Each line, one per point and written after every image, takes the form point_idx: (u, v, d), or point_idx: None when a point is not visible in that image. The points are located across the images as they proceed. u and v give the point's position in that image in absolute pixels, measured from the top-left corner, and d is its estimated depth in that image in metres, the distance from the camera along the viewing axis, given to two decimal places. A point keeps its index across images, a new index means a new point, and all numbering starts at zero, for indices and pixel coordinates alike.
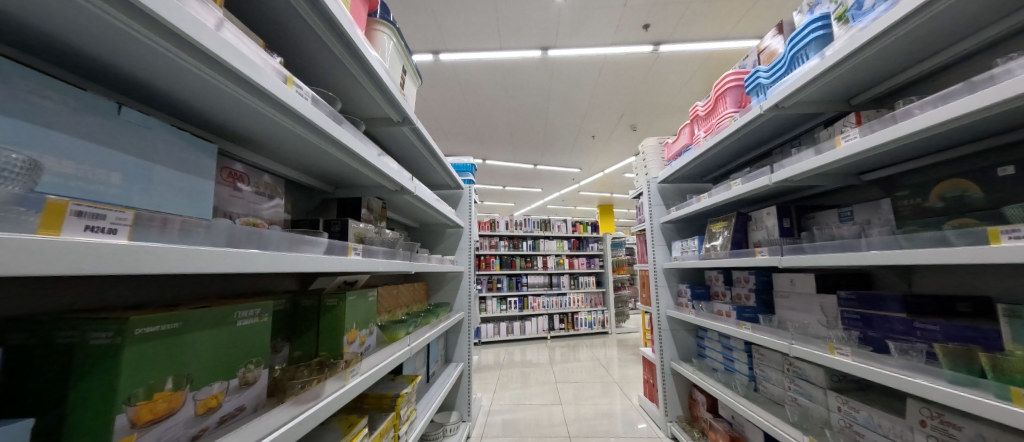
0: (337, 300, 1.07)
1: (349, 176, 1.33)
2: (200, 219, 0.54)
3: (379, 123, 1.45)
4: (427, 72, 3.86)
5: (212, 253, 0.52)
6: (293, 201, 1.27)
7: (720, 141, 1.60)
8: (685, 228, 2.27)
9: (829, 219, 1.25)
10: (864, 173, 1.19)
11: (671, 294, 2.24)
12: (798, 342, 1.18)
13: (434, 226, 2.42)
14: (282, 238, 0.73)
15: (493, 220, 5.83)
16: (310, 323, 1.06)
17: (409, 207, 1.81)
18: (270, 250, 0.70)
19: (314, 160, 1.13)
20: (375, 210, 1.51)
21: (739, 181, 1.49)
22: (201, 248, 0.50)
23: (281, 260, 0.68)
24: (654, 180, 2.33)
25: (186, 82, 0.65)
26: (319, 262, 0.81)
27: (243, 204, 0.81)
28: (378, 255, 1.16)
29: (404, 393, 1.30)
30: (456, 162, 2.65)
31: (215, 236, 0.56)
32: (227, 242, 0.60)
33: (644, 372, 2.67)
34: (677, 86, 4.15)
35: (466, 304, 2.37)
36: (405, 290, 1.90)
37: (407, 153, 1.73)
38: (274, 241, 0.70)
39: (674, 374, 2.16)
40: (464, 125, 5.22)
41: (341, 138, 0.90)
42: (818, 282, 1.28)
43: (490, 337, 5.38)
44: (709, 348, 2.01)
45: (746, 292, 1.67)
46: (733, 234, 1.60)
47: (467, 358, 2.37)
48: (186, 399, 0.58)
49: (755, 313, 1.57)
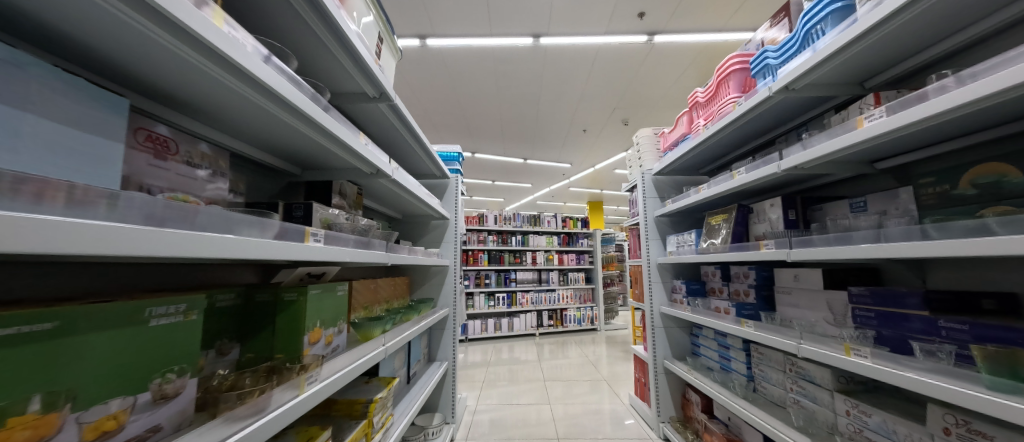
0: (295, 294, 0.92)
1: (316, 156, 1.15)
2: (104, 189, 0.42)
3: (353, 98, 1.28)
4: (414, 59, 3.68)
5: (99, 230, 0.38)
6: (249, 183, 1.09)
7: (725, 128, 1.49)
8: (681, 222, 2.19)
9: (839, 209, 1.17)
10: (878, 161, 1.11)
11: (665, 290, 2.17)
12: (806, 342, 1.10)
13: (418, 218, 2.28)
14: (223, 217, 0.59)
15: (482, 215, 5.70)
16: (265, 322, 0.91)
17: (389, 195, 1.65)
18: (206, 231, 0.56)
19: (270, 133, 0.95)
20: (350, 196, 1.35)
21: (744, 170, 1.40)
22: (89, 223, 0.38)
23: (218, 244, 0.54)
24: (649, 172, 2.24)
25: (65, 5, 0.46)
26: (270, 247, 0.67)
27: (170, 177, 0.66)
28: (347, 243, 1.01)
29: (378, 398, 1.17)
30: (442, 150, 2.50)
31: (123, 213, 0.43)
32: (144, 221, 0.46)
33: (635, 370, 2.60)
34: (671, 79, 4.08)
35: (451, 300, 2.24)
36: (384, 285, 1.76)
37: (387, 135, 1.57)
38: (211, 220, 0.56)
39: (667, 373, 2.09)
40: (453, 116, 5.05)
41: (297, 102, 0.73)
42: (825, 278, 1.21)
43: (478, 334, 5.27)
44: (704, 346, 1.93)
45: (744, 288, 1.59)
46: (734, 227, 1.51)
47: (452, 357, 2.24)
48: (67, 421, 0.43)
49: (755, 310, 1.49)
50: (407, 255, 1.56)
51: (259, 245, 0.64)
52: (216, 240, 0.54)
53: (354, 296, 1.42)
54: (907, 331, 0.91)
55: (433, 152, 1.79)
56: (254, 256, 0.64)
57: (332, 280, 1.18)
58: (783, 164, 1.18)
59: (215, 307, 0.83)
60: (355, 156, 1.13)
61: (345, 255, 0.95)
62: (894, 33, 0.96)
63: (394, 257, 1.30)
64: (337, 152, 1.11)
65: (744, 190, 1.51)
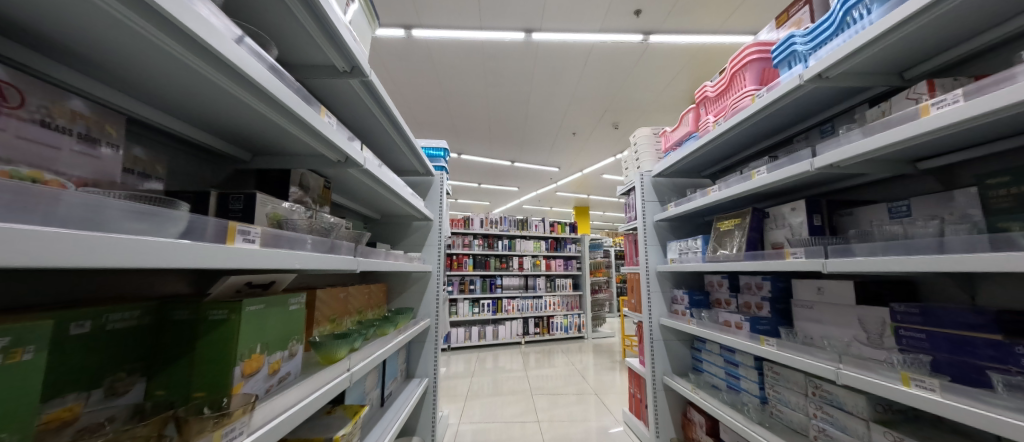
0: (226, 311, 0.66)
1: (269, 138, 0.92)
2: None
3: (318, 72, 1.04)
4: (399, 50, 3.46)
5: None
6: (176, 167, 0.85)
7: (743, 123, 1.35)
8: (681, 228, 2.06)
9: (875, 215, 1.05)
10: (921, 161, 0.99)
11: (665, 301, 2.02)
12: (847, 366, 0.97)
13: (398, 218, 2.06)
14: (87, 206, 0.37)
15: (468, 218, 5.47)
16: (178, 348, 0.65)
17: (363, 191, 1.43)
18: (55, 227, 0.33)
19: (199, 102, 0.71)
20: (314, 189, 1.11)
21: (765, 169, 1.26)
22: None
23: (80, 244, 0.33)
24: (649, 174, 2.10)
25: None
26: (178, 253, 0.45)
27: (19, 145, 0.43)
28: (303, 246, 0.78)
29: (339, 436, 0.93)
30: (426, 145, 2.29)
31: None
32: None
33: (630, 385, 2.44)
34: (663, 82, 4.02)
35: (433, 309, 2.03)
36: (355, 293, 1.51)
37: (362, 123, 1.36)
38: (68, 211, 0.34)
39: (667, 390, 1.94)
40: (439, 114, 4.83)
41: (232, 55, 0.52)
42: (857, 292, 1.08)
43: (461, 343, 5.03)
44: (707, 362, 1.79)
45: (757, 300, 1.46)
46: (749, 233, 1.38)
47: (433, 373, 2.01)
48: None
49: (771, 325, 1.36)
50: (383, 259, 1.33)
51: (156, 247, 0.42)
52: (65, 235, 0.32)
53: (315, 307, 1.18)
54: (977, 359, 0.78)
55: (416, 145, 1.59)
56: (153, 265, 0.41)
57: (286, 291, 0.95)
58: (818, 161, 1.04)
59: (105, 330, 0.59)
60: (317, 139, 0.90)
61: (299, 260, 0.72)
62: (954, 16, 0.84)
63: (367, 263, 1.07)
64: (295, 134, 0.88)
65: (762, 192, 1.38)
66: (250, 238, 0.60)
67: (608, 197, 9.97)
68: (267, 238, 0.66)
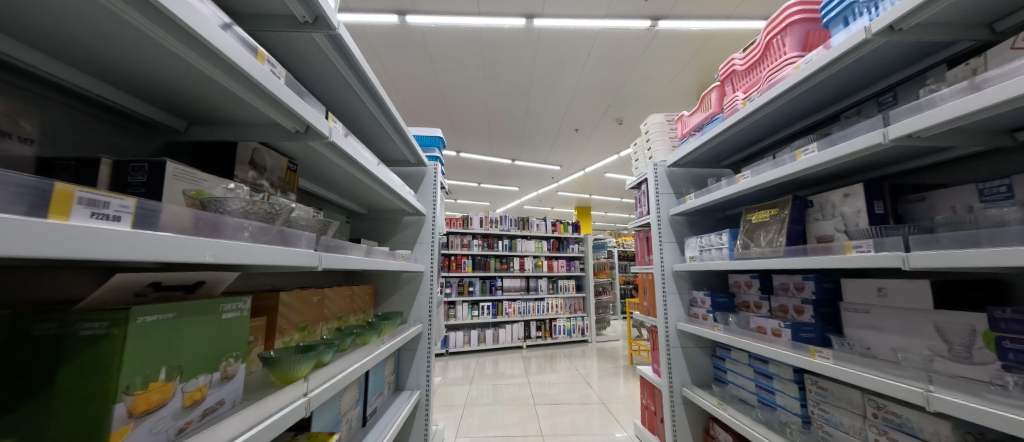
0: (109, 323, 0.45)
1: (202, 98, 0.70)
2: None
3: (274, 24, 0.83)
4: (392, 38, 3.28)
5: None
6: (66, 132, 0.63)
7: (785, 95, 1.15)
8: (699, 223, 1.88)
9: (958, 201, 0.87)
10: (1020, 131, 0.81)
11: (683, 303, 1.82)
12: (940, 388, 0.77)
13: (387, 213, 1.86)
14: None
15: (467, 217, 5.25)
16: (30, 378, 0.42)
17: (341, 178, 1.24)
18: None
19: (71, 27, 0.49)
20: (276, 170, 0.91)
21: (815, 147, 1.07)
22: None
23: None
24: (663, 164, 1.91)
25: None
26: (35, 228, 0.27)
27: None
28: (243, 235, 0.59)
29: None
30: (419, 134, 2.09)
31: None
32: None
33: (642, 395, 2.22)
34: (671, 72, 3.84)
35: (426, 313, 1.82)
36: (332, 296, 1.31)
37: (337, 93, 1.16)
38: None
39: (687, 404, 1.73)
40: (436, 108, 4.65)
41: None
42: (936, 295, 0.89)
43: (459, 347, 4.82)
44: (733, 372, 1.59)
45: (796, 303, 1.27)
46: (790, 226, 1.18)
47: (425, 385, 1.79)
48: None
49: (817, 333, 1.16)
50: (361, 257, 1.14)
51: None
52: None
53: (276, 314, 0.97)
54: None
55: (402, 125, 1.40)
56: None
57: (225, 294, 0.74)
58: (894, 130, 0.83)
59: None
60: (266, 101, 0.70)
61: (236, 249, 0.53)
62: None
63: (336, 261, 0.87)
64: (236, 92, 0.67)
65: (806, 176, 1.18)
66: (109, 216, 0.36)
67: (610, 196, 9.78)
68: (184, 217, 0.47)
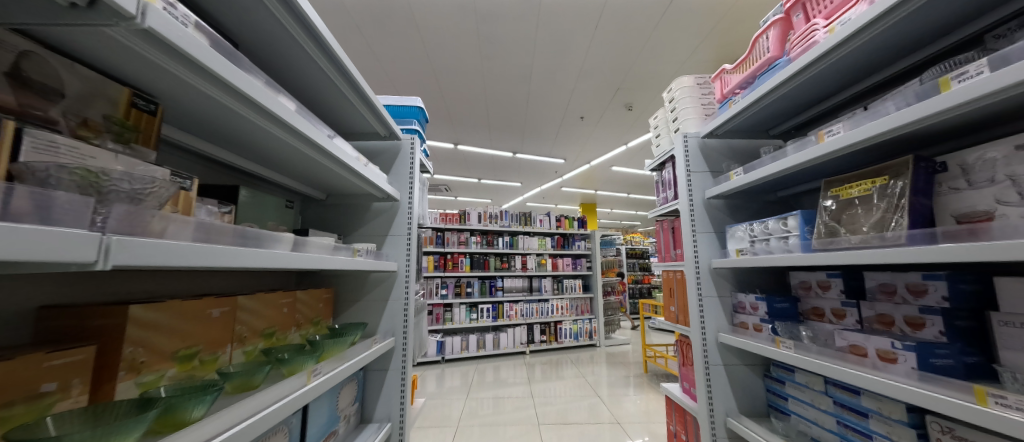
0: None
1: None
2: None
3: None
4: (374, 10, 2.92)
5: None
6: None
7: (906, 3, 0.78)
8: (742, 208, 1.50)
9: None
10: None
11: (725, 309, 1.43)
12: None
13: (352, 198, 1.50)
14: None
15: (464, 212, 4.85)
16: None
17: (259, 138, 0.89)
18: None
19: None
20: (97, 99, 0.55)
21: (978, 68, 0.67)
22: None
23: None
24: (695, 135, 1.54)
25: None
26: None
27: None
28: None
29: None
30: (394, 104, 1.73)
31: None
32: None
33: (669, 420, 1.83)
34: (689, 46, 3.44)
35: (399, 324, 1.44)
36: (251, 306, 0.95)
37: (240, 8, 0.82)
38: None
39: (732, 439, 1.35)
40: (430, 94, 4.29)
41: None
42: None
43: (457, 354, 4.46)
44: (800, 402, 1.20)
45: (912, 313, 0.88)
46: (914, 199, 0.79)
47: (397, 415, 1.41)
48: None
49: (957, 359, 0.77)
50: (277, 252, 0.77)
51: None
52: None
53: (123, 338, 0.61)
54: None
55: (345, 59, 1.04)
56: None
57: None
58: None
59: None
60: None
61: None
62: None
63: (179, 257, 0.49)
64: None
65: (936, 124, 0.79)
66: None
67: (618, 191, 9.33)
68: None
